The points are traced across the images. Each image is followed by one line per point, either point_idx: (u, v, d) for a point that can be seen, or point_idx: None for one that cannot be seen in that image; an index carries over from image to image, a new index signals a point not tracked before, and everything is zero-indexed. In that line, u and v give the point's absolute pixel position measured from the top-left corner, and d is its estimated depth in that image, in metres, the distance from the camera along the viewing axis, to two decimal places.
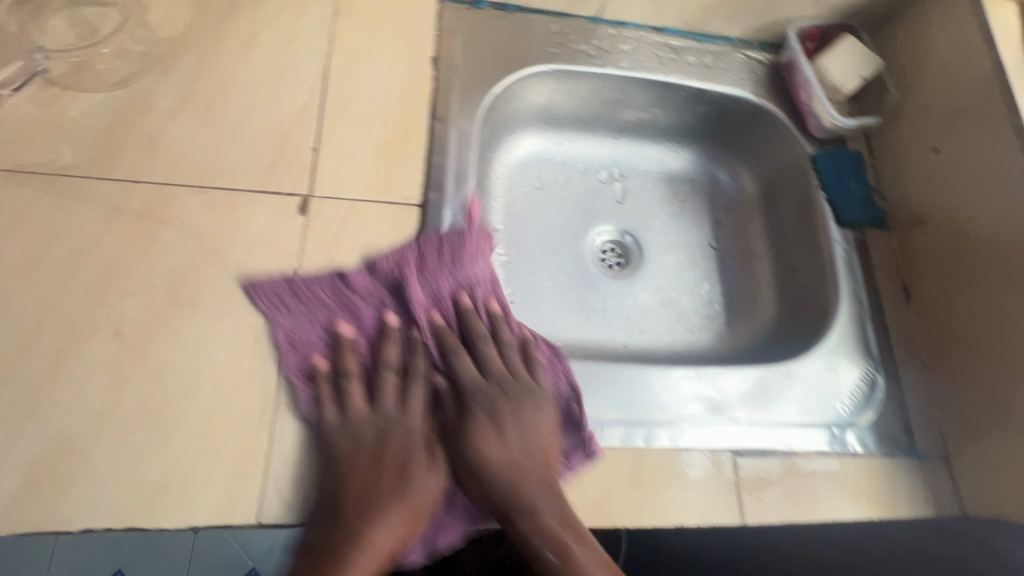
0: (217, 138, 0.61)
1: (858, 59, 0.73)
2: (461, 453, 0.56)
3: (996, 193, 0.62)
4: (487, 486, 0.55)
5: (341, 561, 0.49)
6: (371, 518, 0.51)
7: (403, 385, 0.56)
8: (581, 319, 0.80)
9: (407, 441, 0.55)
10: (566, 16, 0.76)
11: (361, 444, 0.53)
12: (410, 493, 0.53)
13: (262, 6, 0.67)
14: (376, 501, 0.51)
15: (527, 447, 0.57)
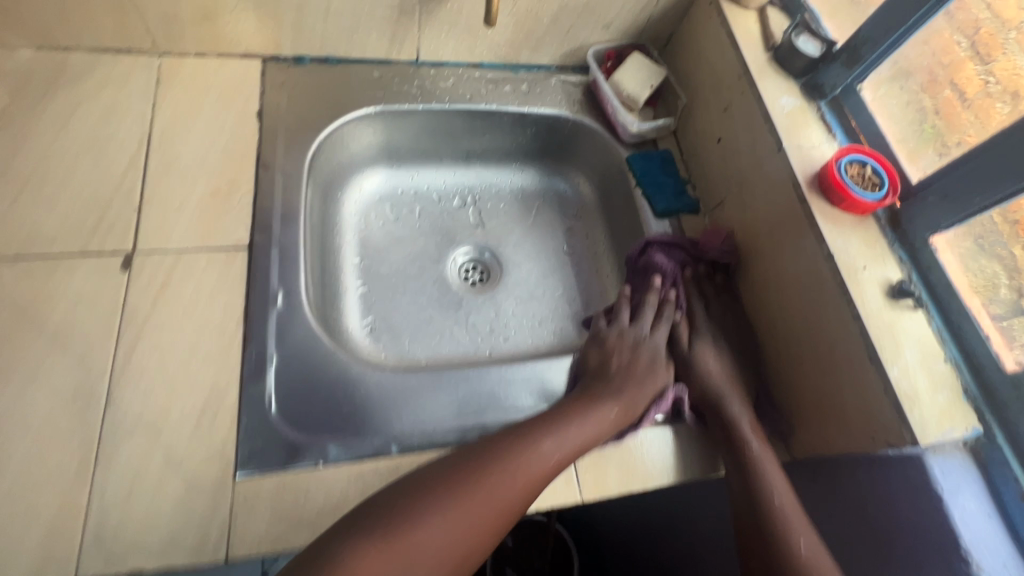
0: (33, 208, 0.63)
1: (646, 72, 0.83)
2: (689, 369, 0.70)
3: (761, 170, 0.71)
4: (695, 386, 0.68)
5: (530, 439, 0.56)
6: (614, 389, 0.65)
7: (632, 318, 0.73)
8: (444, 336, 0.83)
9: (652, 353, 0.70)
10: (387, 62, 0.83)
11: (613, 353, 0.69)
12: (628, 390, 0.65)
13: (83, 84, 0.71)
14: (599, 380, 0.66)
15: (723, 372, 0.68)
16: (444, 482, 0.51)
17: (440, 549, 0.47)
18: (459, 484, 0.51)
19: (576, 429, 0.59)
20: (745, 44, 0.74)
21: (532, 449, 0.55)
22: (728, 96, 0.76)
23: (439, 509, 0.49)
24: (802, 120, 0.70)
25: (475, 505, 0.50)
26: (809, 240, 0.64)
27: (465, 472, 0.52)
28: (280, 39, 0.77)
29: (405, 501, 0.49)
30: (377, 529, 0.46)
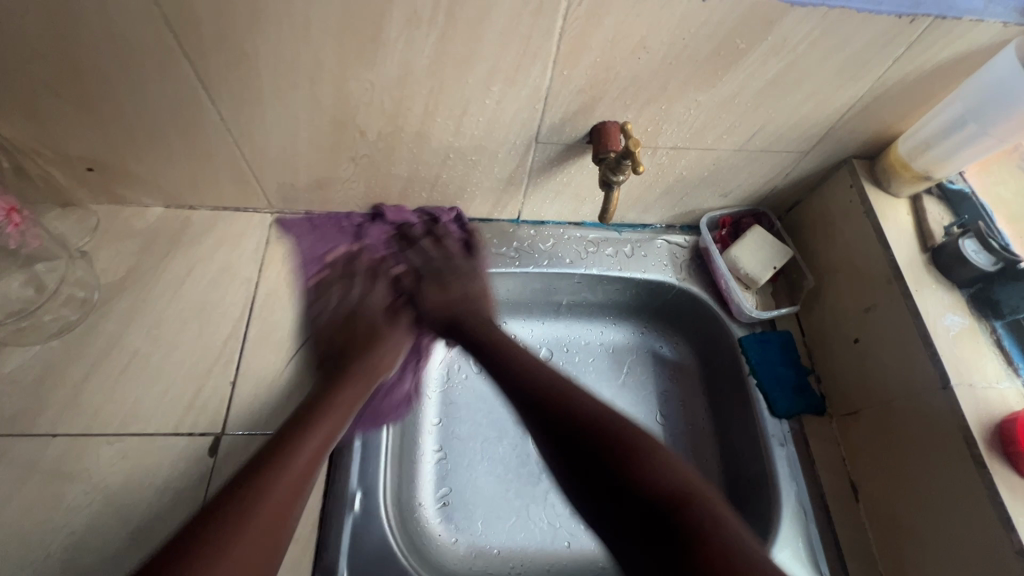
0: (141, 380, 0.64)
1: (767, 250, 0.75)
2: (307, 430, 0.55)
3: (916, 398, 0.59)
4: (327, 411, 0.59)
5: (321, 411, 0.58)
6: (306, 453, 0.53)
7: (359, 299, 0.76)
8: (518, 521, 0.75)
9: (370, 326, 0.73)
10: (488, 221, 0.81)
11: (355, 331, 0.72)
12: (364, 377, 0.67)
13: (201, 244, 0.74)
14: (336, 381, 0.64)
15: (466, 308, 0.73)
16: (239, 510, 0.45)
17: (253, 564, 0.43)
18: (242, 530, 0.44)
19: (360, 359, 0.68)
20: (895, 242, 0.65)
21: (331, 410, 0.59)
22: (871, 296, 0.66)
23: (234, 536, 0.43)
24: (973, 348, 0.58)
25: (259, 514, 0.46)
26: (989, 516, 0.51)
27: (256, 490, 0.48)
28: (386, 202, 0.76)
29: (233, 492, 0.47)
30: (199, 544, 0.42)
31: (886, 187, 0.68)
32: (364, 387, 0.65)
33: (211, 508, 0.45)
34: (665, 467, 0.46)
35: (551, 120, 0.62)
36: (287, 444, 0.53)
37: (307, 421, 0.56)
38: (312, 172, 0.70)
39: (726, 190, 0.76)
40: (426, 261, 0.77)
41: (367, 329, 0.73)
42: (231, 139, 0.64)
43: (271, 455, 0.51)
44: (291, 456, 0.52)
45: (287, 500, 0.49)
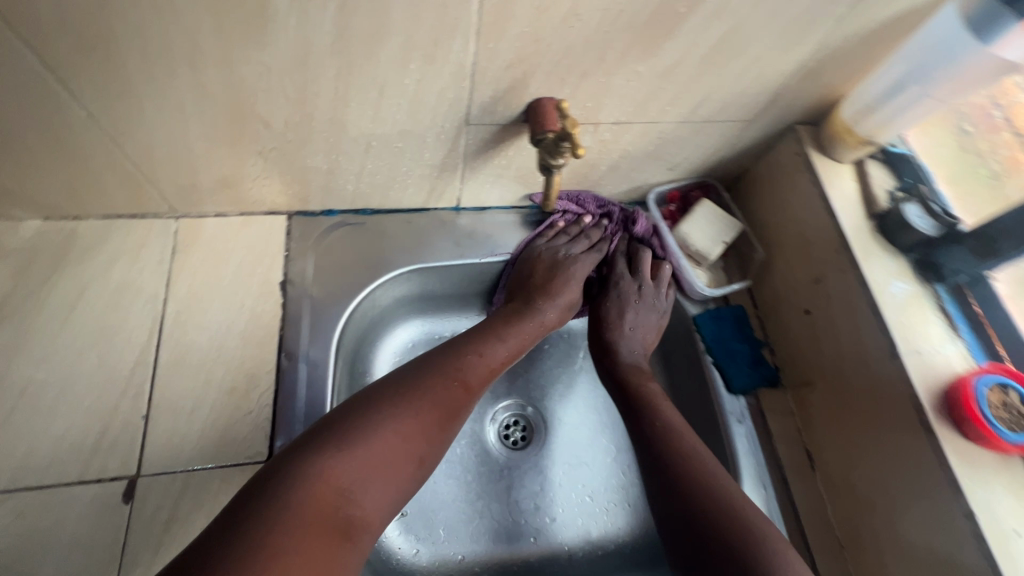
0: (33, 424, 0.56)
1: (718, 224, 0.73)
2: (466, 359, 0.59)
3: (866, 369, 0.59)
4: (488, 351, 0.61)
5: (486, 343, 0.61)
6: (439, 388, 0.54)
7: (567, 245, 0.74)
8: (481, 523, 0.72)
9: (565, 283, 0.70)
10: (424, 211, 0.75)
11: (536, 268, 0.71)
12: (524, 325, 0.66)
13: (92, 259, 0.64)
14: (502, 329, 0.64)
15: (630, 342, 0.70)
16: (411, 391, 0.53)
17: (409, 439, 0.50)
18: (407, 406, 0.51)
19: (547, 312, 0.69)
20: (842, 210, 0.64)
21: (506, 335, 0.64)
22: (820, 267, 0.65)
23: (400, 413, 0.51)
24: (918, 314, 0.58)
25: (423, 406, 0.52)
26: (939, 482, 0.52)
27: (430, 384, 0.54)
28: (308, 198, 0.68)
29: (411, 379, 0.54)
30: (376, 399, 0.51)
31: (831, 154, 0.66)
32: (532, 331, 0.67)
33: (402, 376, 0.54)
34: (784, 556, 0.48)
35: (481, 100, 0.56)
36: (460, 357, 0.58)
37: (481, 346, 0.61)
38: (215, 171, 0.61)
39: (673, 164, 0.73)
40: (635, 270, 0.73)
41: (569, 289, 0.70)
42: (110, 139, 0.54)
43: (451, 362, 0.57)
44: (451, 379, 0.56)
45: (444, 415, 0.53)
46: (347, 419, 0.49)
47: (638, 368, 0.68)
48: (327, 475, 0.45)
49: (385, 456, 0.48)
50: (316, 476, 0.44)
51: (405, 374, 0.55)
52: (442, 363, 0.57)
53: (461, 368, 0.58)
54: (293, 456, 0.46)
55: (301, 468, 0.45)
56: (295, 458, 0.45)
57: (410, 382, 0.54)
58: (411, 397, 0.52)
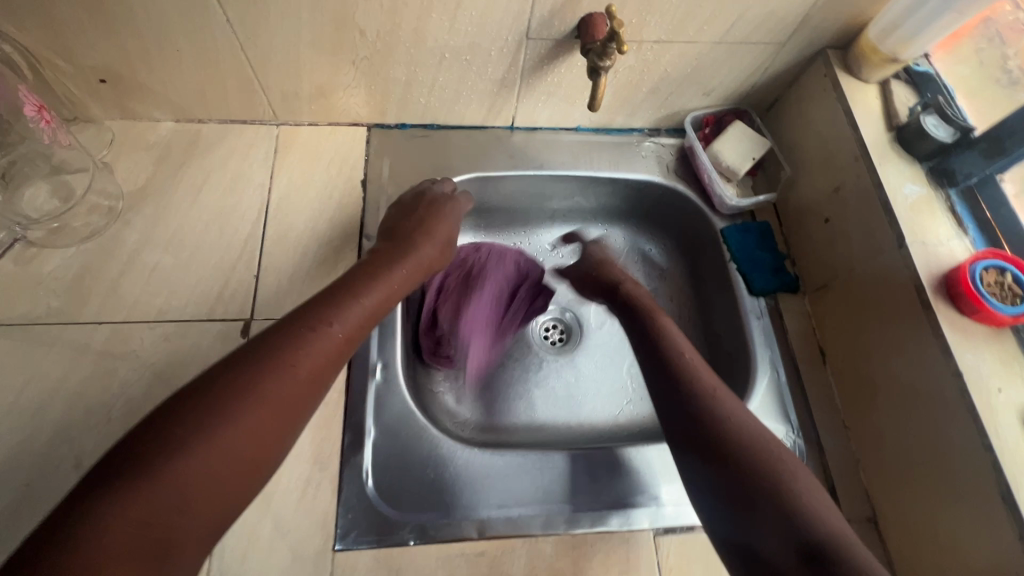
0: (173, 275, 0.70)
1: (747, 143, 0.80)
2: (315, 330, 0.53)
3: (875, 262, 0.66)
4: (341, 314, 0.57)
5: (333, 307, 0.57)
6: (286, 363, 0.50)
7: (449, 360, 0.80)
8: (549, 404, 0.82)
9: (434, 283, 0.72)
10: (483, 128, 0.85)
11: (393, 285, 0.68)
12: (380, 289, 0.62)
13: (213, 154, 0.78)
14: (338, 302, 0.57)
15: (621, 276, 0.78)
16: (254, 380, 0.48)
17: (252, 438, 0.46)
18: (255, 396, 0.47)
19: (396, 273, 0.65)
20: (863, 124, 0.70)
21: (364, 292, 0.60)
22: (840, 176, 0.72)
23: (235, 413, 0.45)
24: (928, 212, 0.64)
25: (275, 387, 0.48)
26: (932, 348, 0.58)
27: (286, 357, 0.50)
28: (386, 110, 0.80)
29: (245, 374, 0.48)
30: (219, 401, 0.45)
31: (857, 73, 0.72)
32: (400, 288, 0.65)
33: (222, 378, 0.47)
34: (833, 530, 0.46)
35: (541, 14, 0.65)
36: (316, 322, 0.54)
37: (333, 308, 0.57)
38: (315, 79, 0.73)
39: (709, 89, 0.80)
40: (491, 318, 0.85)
41: (424, 254, 0.70)
42: (237, 43, 0.67)
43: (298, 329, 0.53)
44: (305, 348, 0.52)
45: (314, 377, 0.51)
46: (182, 412, 0.44)
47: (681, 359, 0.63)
48: (136, 507, 0.39)
49: (251, 440, 0.46)
50: (119, 518, 0.38)
51: (255, 352, 0.50)
52: (294, 337, 0.52)
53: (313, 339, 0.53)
54: (105, 470, 0.40)
55: (94, 518, 0.37)
56: (129, 457, 0.41)
57: (238, 383, 0.47)
58: (256, 386, 0.47)
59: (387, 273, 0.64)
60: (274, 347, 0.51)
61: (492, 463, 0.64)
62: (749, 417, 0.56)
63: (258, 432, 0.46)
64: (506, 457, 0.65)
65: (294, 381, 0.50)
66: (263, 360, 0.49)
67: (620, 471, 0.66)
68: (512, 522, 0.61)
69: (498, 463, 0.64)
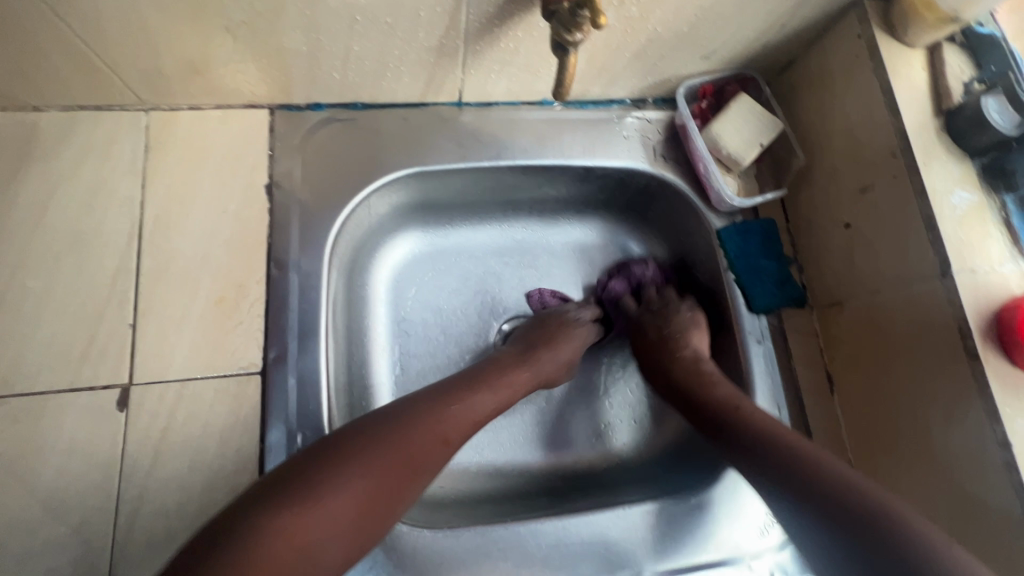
0: (17, 330, 0.53)
1: (753, 124, 0.64)
2: (456, 407, 0.52)
3: (908, 287, 0.54)
4: (482, 392, 0.55)
5: (473, 386, 0.55)
6: (413, 430, 0.48)
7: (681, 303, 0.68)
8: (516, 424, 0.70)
9: (582, 338, 0.67)
10: (421, 105, 0.67)
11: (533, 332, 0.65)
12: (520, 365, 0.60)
13: (60, 155, 0.59)
14: (474, 381, 0.55)
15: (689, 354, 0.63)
16: (372, 442, 0.46)
17: (365, 501, 0.44)
18: (377, 456, 0.45)
19: (521, 372, 0.60)
20: (906, 106, 0.54)
21: (497, 380, 0.57)
22: (869, 174, 0.57)
23: (357, 473, 0.44)
24: (979, 227, 0.51)
25: (393, 454, 0.46)
26: (974, 404, 0.48)
27: (418, 423, 0.49)
28: (291, 89, 0.61)
29: (362, 434, 0.47)
30: (337, 458, 0.44)
31: (900, 36, 0.56)
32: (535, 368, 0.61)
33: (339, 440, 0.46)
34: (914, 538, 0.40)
35: None
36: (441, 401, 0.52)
37: (456, 394, 0.53)
38: (182, 53, 0.53)
39: (710, 51, 0.63)
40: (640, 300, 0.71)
41: (560, 348, 0.64)
42: (51, 10, 0.46)
43: (420, 403, 0.51)
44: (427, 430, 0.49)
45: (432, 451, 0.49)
46: (314, 464, 0.43)
47: (695, 370, 0.61)
48: (278, 543, 0.39)
49: (360, 508, 0.43)
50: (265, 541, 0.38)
51: (384, 415, 0.49)
52: (425, 404, 0.51)
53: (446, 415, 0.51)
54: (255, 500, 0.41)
55: (246, 540, 0.38)
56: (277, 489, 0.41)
57: (350, 446, 0.45)
58: (381, 445, 0.46)
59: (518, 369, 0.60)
60: (407, 414, 0.49)
61: (453, 542, 0.55)
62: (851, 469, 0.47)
63: (375, 499, 0.44)
64: (470, 533, 0.55)
65: (421, 454, 0.48)
66: (388, 420, 0.48)
67: (583, 552, 0.56)
68: None
69: (461, 541, 0.55)
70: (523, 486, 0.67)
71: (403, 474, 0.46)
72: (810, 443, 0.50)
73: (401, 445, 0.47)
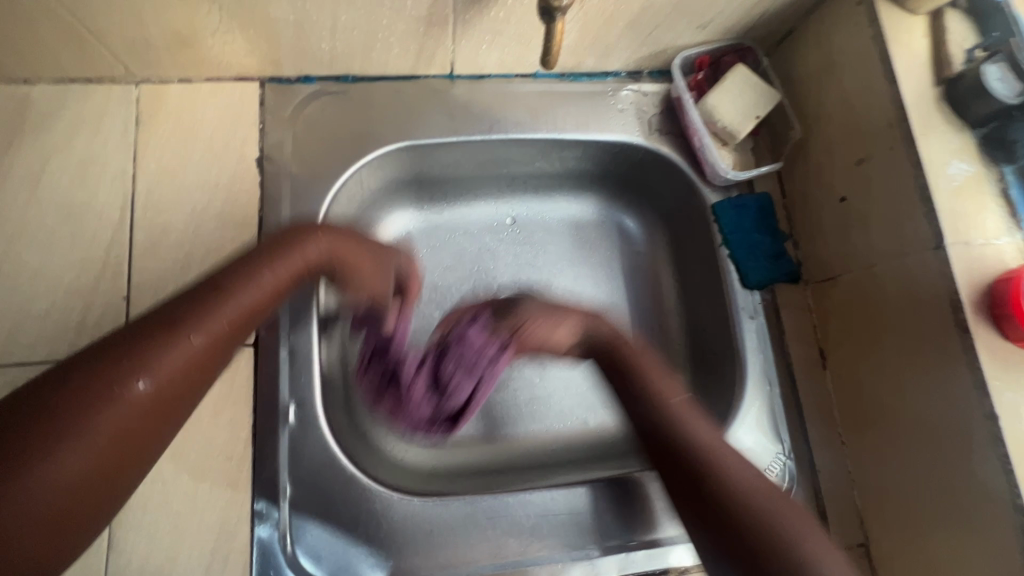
0: (15, 301, 0.54)
1: (749, 96, 0.63)
2: (206, 311, 0.44)
3: (901, 261, 0.53)
4: (246, 286, 0.47)
5: (224, 287, 0.46)
6: (159, 345, 0.40)
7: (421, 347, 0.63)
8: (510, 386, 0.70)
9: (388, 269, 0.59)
10: (414, 78, 0.66)
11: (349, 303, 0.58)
12: (302, 245, 0.52)
13: (52, 128, 0.59)
14: (228, 281, 0.47)
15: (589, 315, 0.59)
16: (100, 384, 0.38)
17: (95, 461, 0.37)
18: (107, 404, 0.38)
19: (291, 262, 0.51)
20: (905, 75, 0.53)
21: (267, 271, 0.49)
22: (866, 146, 0.56)
23: (79, 434, 0.36)
24: (977, 199, 0.50)
25: (129, 395, 0.39)
26: (964, 378, 0.48)
27: (148, 347, 0.40)
28: (281, 61, 0.60)
29: (73, 384, 0.37)
30: (46, 425, 0.35)
31: (902, 2, 0.54)
32: (321, 245, 0.54)
33: (33, 397, 0.36)
34: None
35: None
36: (162, 328, 0.41)
37: (213, 296, 0.45)
38: (169, 24, 0.53)
39: (706, 21, 0.61)
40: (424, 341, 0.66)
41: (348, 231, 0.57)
42: None
43: (150, 332, 0.41)
44: (145, 373, 0.39)
45: (164, 393, 0.40)
46: (7, 434, 0.34)
47: (619, 345, 0.57)
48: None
49: (94, 468, 0.37)
50: None
51: (111, 346, 0.39)
52: (167, 317, 0.42)
53: (199, 327, 0.43)
54: None
55: None
56: None
57: (69, 399, 0.37)
58: (114, 387, 0.38)
59: (276, 262, 0.50)
60: (142, 345, 0.40)
61: (442, 506, 0.56)
62: (779, 497, 0.46)
63: (115, 456, 0.38)
64: (459, 500, 0.57)
65: (171, 381, 0.41)
66: (119, 353, 0.39)
67: (573, 523, 0.57)
68: (470, 566, 0.55)
69: (450, 505, 0.56)
70: (511, 462, 0.67)
71: (148, 410, 0.40)
72: (730, 450, 0.49)
73: (142, 383, 0.39)
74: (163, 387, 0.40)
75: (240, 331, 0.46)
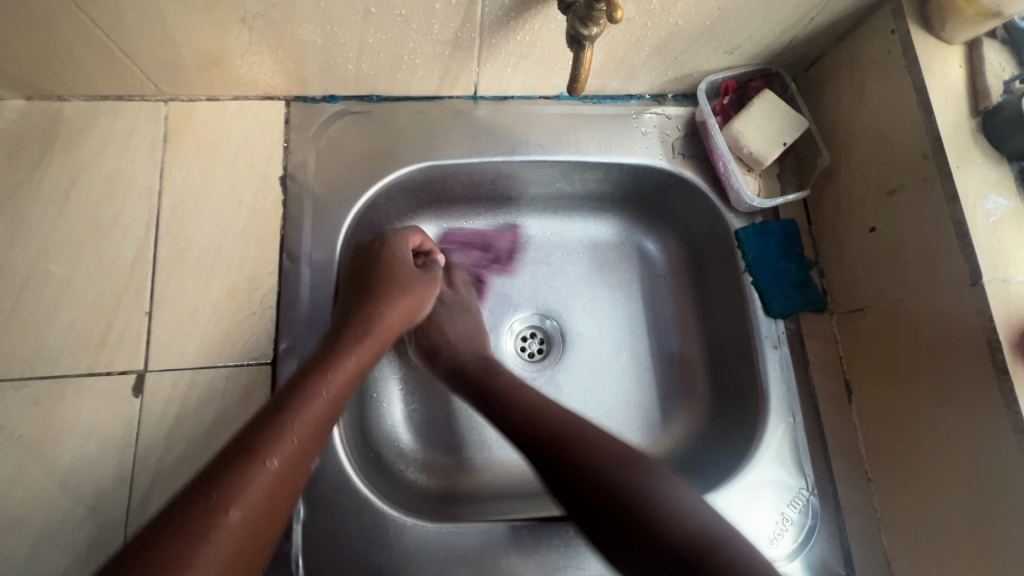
0: (40, 315, 0.55)
1: (776, 122, 0.62)
2: (287, 417, 0.46)
3: (933, 297, 0.51)
4: (320, 386, 0.50)
5: (301, 391, 0.49)
6: (255, 466, 0.43)
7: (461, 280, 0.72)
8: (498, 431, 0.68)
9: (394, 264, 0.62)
10: (437, 98, 0.66)
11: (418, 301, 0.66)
12: (362, 330, 0.56)
13: (82, 144, 0.60)
14: (303, 382, 0.49)
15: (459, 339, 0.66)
16: (209, 516, 0.39)
17: None
18: (214, 532, 0.39)
19: (357, 350, 0.54)
20: (940, 106, 0.52)
21: (339, 363, 0.52)
22: (898, 177, 0.55)
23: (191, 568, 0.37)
24: (1015, 235, 0.49)
25: (237, 521, 0.40)
26: (1002, 422, 0.46)
27: (243, 471, 0.42)
28: (307, 81, 0.61)
29: (182, 518, 0.39)
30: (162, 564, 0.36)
31: (936, 31, 0.53)
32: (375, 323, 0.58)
33: (145, 538, 0.38)
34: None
35: None
36: (252, 450, 0.44)
37: (293, 404, 0.47)
38: (199, 44, 0.54)
39: (733, 46, 0.61)
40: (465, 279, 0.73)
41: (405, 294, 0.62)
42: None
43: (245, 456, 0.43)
44: (237, 499, 0.41)
45: (259, 512, 0.42)
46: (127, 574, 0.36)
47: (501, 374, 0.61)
48: None
49: None
50: None
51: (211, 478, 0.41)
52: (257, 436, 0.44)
53: (284, 438, 0.45)
54: None
55: None
56: None
57: (181, 534, 0.38)
58: (217, 514, 0.40)
59: (344, 354, 0.53)
60: (238, 468, 0.42)
61: (457, 532, 0.55)
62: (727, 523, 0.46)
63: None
64: (475, 527, 0.55)
65: (269, 492, 0.43)
66: (219, 480, 0.41)
67: (588, 555, 0.56)
68: None
69: (465, 532, 0.55)
70: (498, 488, 0.66)
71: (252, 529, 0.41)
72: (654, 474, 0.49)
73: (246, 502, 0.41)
74: (257, 508, 0.42)
75: (324, 426, 0.49)
